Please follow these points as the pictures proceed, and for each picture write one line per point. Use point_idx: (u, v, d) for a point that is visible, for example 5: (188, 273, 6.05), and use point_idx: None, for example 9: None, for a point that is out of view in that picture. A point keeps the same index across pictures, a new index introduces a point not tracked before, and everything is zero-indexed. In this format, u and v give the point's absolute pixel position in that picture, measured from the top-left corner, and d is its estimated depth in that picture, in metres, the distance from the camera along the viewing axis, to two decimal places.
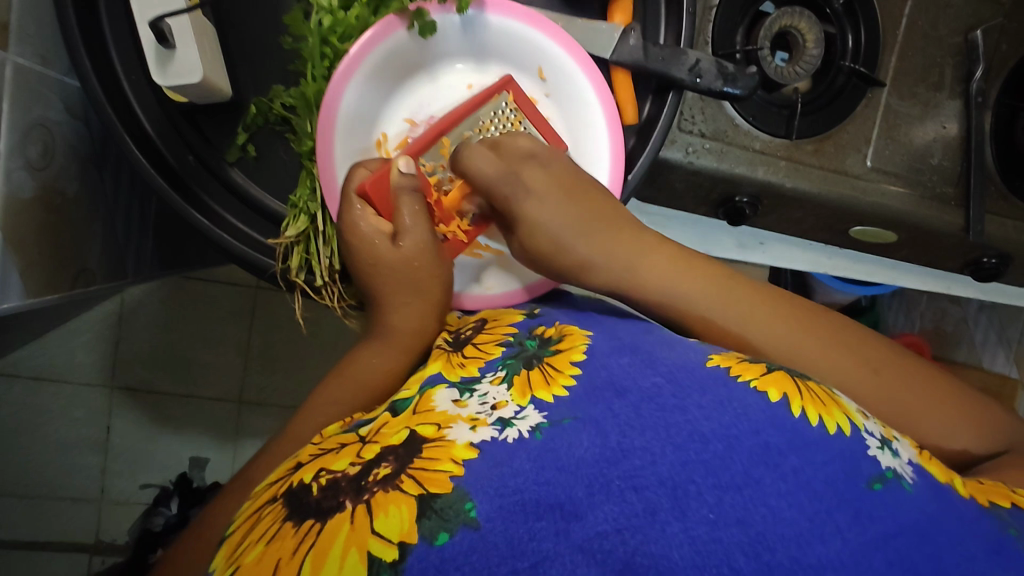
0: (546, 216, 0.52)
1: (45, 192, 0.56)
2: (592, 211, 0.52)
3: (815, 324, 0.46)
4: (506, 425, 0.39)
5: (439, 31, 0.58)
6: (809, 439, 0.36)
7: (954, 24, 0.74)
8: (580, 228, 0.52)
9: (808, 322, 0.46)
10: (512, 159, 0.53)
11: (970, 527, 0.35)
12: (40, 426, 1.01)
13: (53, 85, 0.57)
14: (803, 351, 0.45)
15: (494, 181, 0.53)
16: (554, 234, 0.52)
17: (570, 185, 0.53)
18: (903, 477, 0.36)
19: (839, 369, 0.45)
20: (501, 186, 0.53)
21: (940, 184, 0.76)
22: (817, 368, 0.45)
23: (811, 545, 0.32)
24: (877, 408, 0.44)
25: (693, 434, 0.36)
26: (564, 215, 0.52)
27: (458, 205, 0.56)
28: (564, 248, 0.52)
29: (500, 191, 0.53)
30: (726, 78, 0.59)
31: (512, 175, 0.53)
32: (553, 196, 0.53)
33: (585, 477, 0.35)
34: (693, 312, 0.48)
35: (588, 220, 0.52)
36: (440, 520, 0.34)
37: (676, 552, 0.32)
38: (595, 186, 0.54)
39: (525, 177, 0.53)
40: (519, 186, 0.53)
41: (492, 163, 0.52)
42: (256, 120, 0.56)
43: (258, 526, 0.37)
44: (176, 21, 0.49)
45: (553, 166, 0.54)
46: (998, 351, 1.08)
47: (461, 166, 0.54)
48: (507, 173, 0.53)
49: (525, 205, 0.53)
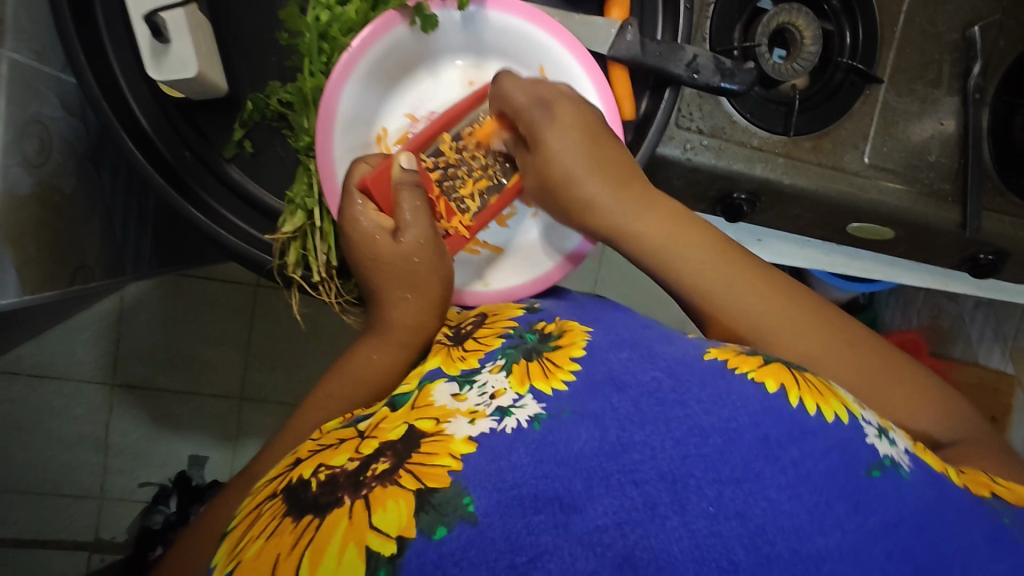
0: (561, 151, 0.51)
1: (42, 189, 0.56)
2: (610, 153, 0.51)
3: (817, 321, 0.46)
4: (505, 414, 0.39)
5: (440, 27, 0.58)
6: (807, 431, 0.36)
7: (953, 20, 0.74)
8: (595, 169, 0.50)
9: (811, 319, 0.46)
10: (549, 91, 0.52)
11: (967, 516, 0.35)
12: (38, 424, 1.00)
13: (49, 80, 0.56)
14: (803, 347, 0.45)
15: (519, 108, 0.52)
16: (566, 169, 0.51)
17: (594, 130, 0.52)
18: (900, 464, 0.36)
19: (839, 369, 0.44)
20: (528, 111, 0.52)
21: (938, 180, 0.76)
22: (814, 362, 0.45)
23: (812, 537, 0.33)
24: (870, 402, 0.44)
25: (692, 428, 0.36)
26: (584, 151, 0.51)
27: (487, 139, 0.57)
28: (574, 182, 0.51)
29: (526, 117, 0.52)
30: (724, 74, 0.58)
31: (543, 104, 0.52)
32: (577, 134, 0.51)
33: (584, 471, 0.35)
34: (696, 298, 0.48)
35: (604, 163, 0.51)
36: (438, 514, 0.34)
37: (676, 546, 0.32)
38: (616, 140, 0.52)
39: (557, 109, 0.51)
40: (547, 116, 0.51)
41: (526, 91, 0.52)
42: (252, 117, 0.56)
43: (257, 522, 0.37)
44: (170, 15, 0.49)
45: (586, 108, 0.52)
46: (993, 348, 1.07)
47: (498, 86, 0.53)
48: (539, 102, 0.52)
49: (545, 135, 0.51)
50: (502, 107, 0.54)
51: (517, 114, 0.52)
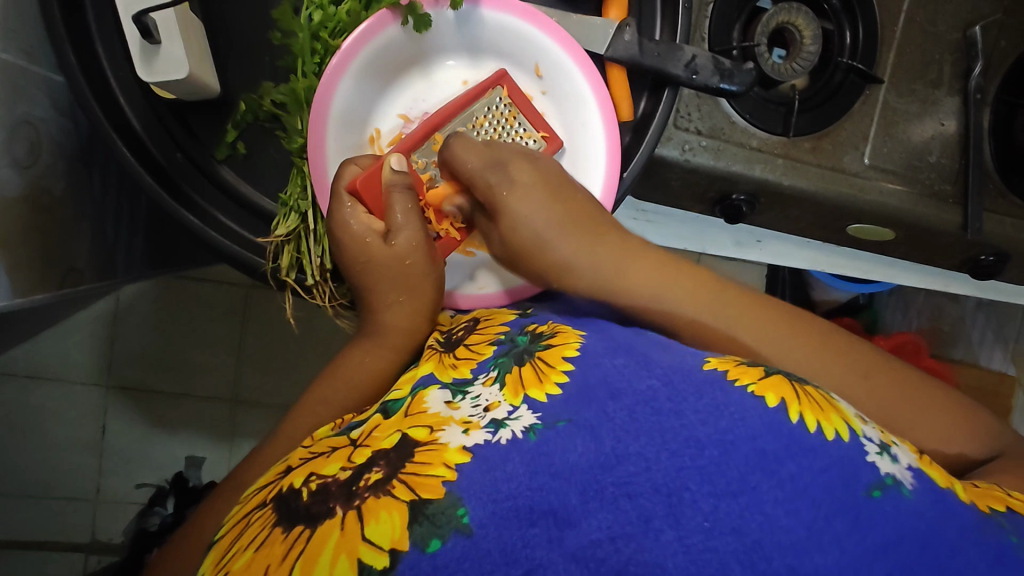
0: (527, 212, 0.52)
1: (32, 191, 0.55)
2: (572, 207, 0.53)
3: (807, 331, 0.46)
4: (500, 426, 0.38)
5: (434, 26, 0.58)
6: (807, 445, 0.36)
7: (954, 20, 0.73)
8: (562, 227, 0.52)
9: (802, 332, 0.46)
10: (501, 152, 0.53)
11: (971, 536, 0.34)
12: (33, 426, 1.00)
13: (39, 81, 0.56)
14: (794, 354, 0.45)
15: (473, 172, 0.53)
16: (535, 229, 0.52)
17: (555, 184, 0.54)
18: (901, 483, 0.35)
19: (836, 378, 0.44)
20: (485, 174, 0.53)
21: (938, 181, 0.75)
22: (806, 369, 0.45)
23: (809, 554, 0.32)
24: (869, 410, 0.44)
25: (688, 439, 0.36)
26: (548, 210, 0.52)
27: (440, 204, 0.56)
28: (546, 246, 0.52)
29: (484, 182, 0.53)
30: (723, 74, 0.57)
31: (497, 165, 0.53)
32: (537, 190, 0.53)
33: (578, 484, 0.35)
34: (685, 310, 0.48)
35: (569, 220, 0.52)
36: (432, 527, 0.33)
37: (671, 561, 0.32)
38: (575, 185, 0.54)
39: (511, 170, 0.53)
40: (505, 177, 0.53)
41: (478, 154, 0.53)
42: (245, 117, 0.55)
43: (247, 531, 0.37)
44: (161, 16, 0.48)
45: (539, 163, 0.54)
46: (994, 350, 1.08)
47: (448, 155, 0.53)
48: (493, 162, 0.53)
49: (508, 198, 0.53)
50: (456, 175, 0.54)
51: (472, 179, 0.53)
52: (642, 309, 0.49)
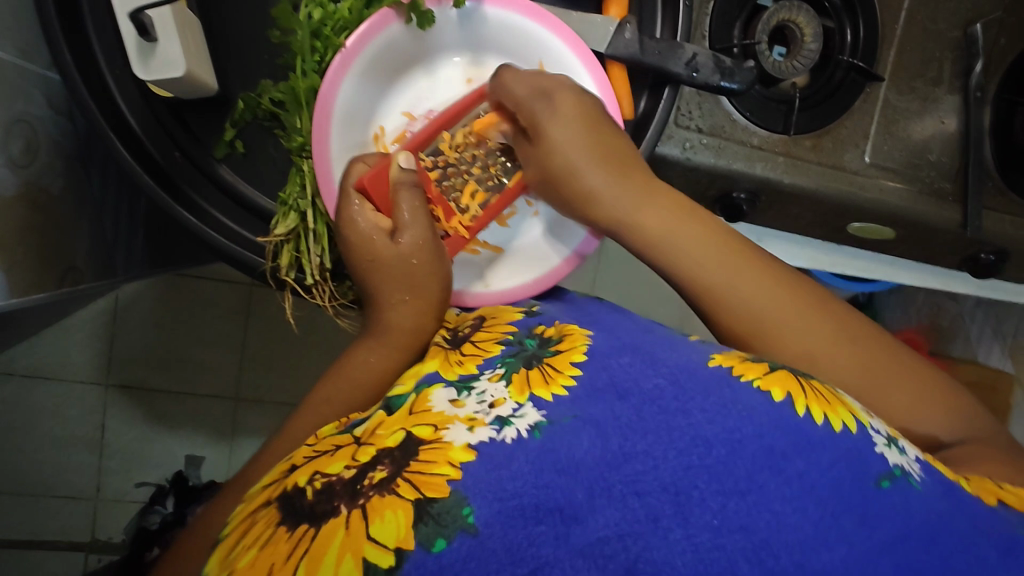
0: (563, 142, 0.50)
1: (28, 190, 0.55)
2: (612, 144, 0.51)
3: (829, 328, 0.45)
4: (504, 423, 0.38)
5: (437, 24, 0.57)
6: (814, 441, 0.36)
7: (954, 18, 0.73)
8: (597, 159, 0.50)
9: (822, 323, 0.45)
10: (551, 80, 0.52)
11: (980, 530, 0.34)
12: (32, 425, 1.00)
13: (36, 79, 0.55)
14: (813, 357, 0.44)
15: (520, 101, 0.52)
16: (568, 159, 0.51)
17: (595, 120, 0.51)
18: (911, 474, 0.35)
19: (841, 367, 0.44)
20: (528, 104, 0.52)
21: (938, 179, 0.75)
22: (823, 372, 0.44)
23: (818, 552, 0.32)
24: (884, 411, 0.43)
25: (695, 438, 0.36)
26: (585, 141, 0.50)
27: (484, 131, 0.57)
28: (576, 173, 0.51)
29: (526, 109, 0.52)
30: (723, 72, 0.57)
31: (543, 95, 0.51)
32: (578, 124, 0.51)
33: (585, 481, 0.35)
34: (705, 302, 0.47)
35: (604, 152, 0.50)
36: (437, 526, 0.33)
37: (679, 560, 0.32)
38: (618, 130, 0.52)
39: (558, 99, 0.51)
40: (549, 107, 0.51)
41: (526, 83, 0.52)
42: (243, 116, 0.54)
43: (251, 530, 0.36)
44: (157, 14, 0.48)
45: (584, 97, 0.52)
46: (993, 346, 1.07)
47: (500, 78, 0.53)
48: (539, 92, 0.52)
49: (547, 126, 0.51)
50: (501, 99, 0.54)
51: (518, 107, 0.53)
52: (671, 261, 0.48)
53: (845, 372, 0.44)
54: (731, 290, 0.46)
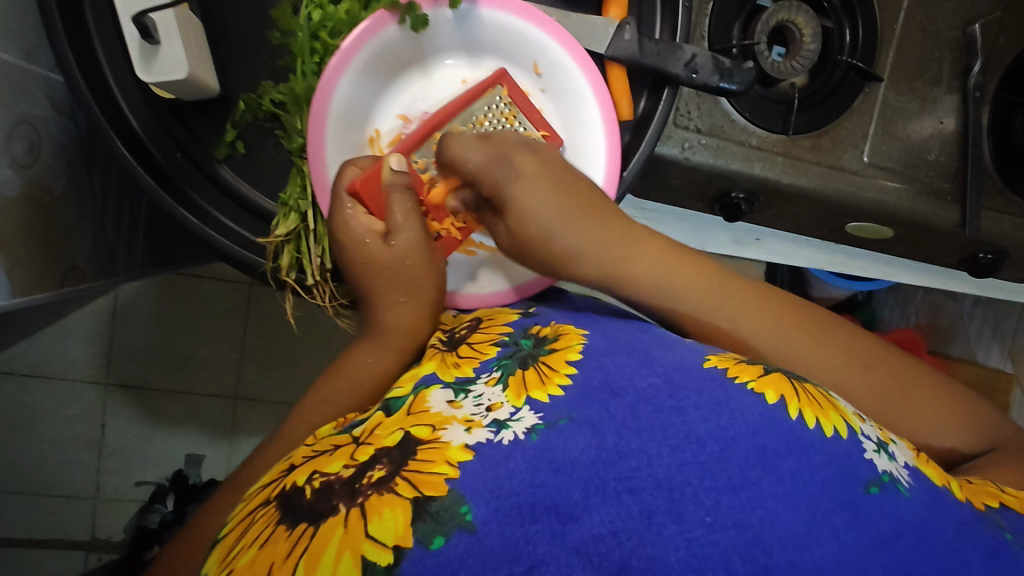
0: (534, 203, 0.47)
1: (31, 190, 0.55)
2: (580, 200, 0.48)
3: (816, 325, 0.45)
4: (502, 427, 0.38)
5: (432, 25, 0.57)
6: (805, 444, 0.36)
7: (953, 18, 0.73)
8: (568, 220, 0.47)
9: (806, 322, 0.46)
10: (502, 144, 0.49)
11: (966, 530, 0.35)
12: (33, 424, 1.00)
13: (38, 80, 0.56)
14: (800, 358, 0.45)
15: (476, 170, 0.49)
16: (540, 223, 0.47)
17: (559, 174, 0.49)
18: (899, 480, 0.36)
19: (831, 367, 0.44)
20: (487, 170, 0.48)
21: (937, 179, 0.75)
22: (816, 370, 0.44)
23: (809, 548, 0.32)
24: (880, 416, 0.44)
25: (689, 435, 0.36)
26: (552, 201, 0.47)
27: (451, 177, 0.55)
28: (551, 240, 0.47)
29: (485, 177, 0.48)
30: (723, 73, 0.58)
31: (500, 159, 0.48)
32: (543, 182, 0.48)
33: (580, 479, 0.35)
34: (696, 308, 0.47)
35: (573, 210, 0.47)
36: (436, 523, 0.33)
37: (672, 555, 0.32)
38: (582, 180, 0.49)
39: (515, 160, 0.48)
40: (509, 170, 0.48)
41: (478, 150, 0.49)
42: (244, 117, 0.55)
43: (250, 529, 0.37)
44: (160, 16, 0.48)
45: (541, 153, 0.49)
46: (992, 346, 1.08)
47: (446, 152, 0.50)
48: (495, 157, 0.48)
49: (513, 188, 0.47)
50: (454, 171, 0.50)
51: (475, 177, 0.49)
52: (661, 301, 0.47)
53: (835, 375, 0.44)
54: (722, 299, 0.46)
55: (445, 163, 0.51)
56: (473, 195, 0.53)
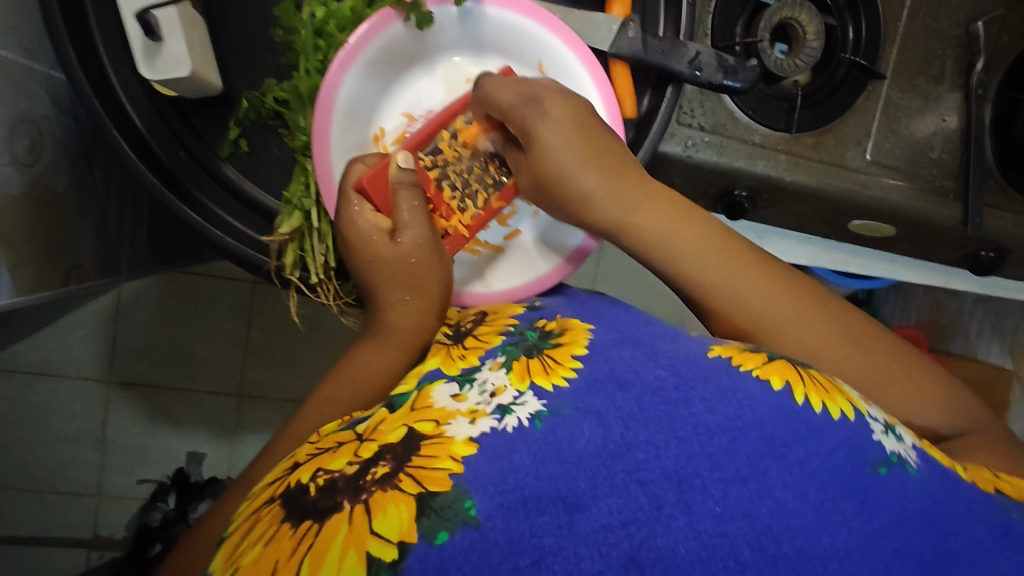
0: (556, 146, 0.49)
1: (34, 189, 0.55)
2: (604, 146, 0.50)
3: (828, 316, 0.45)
4: (506, 411, 0.39)
5: (437, 23, 0.57)
6: (815, 428, 0.36)
7: (956, 15, 0.73)
8: (589, 164, 0.49)
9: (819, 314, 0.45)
10: (534, 88, 0.51)
11: (976, 511, 0.35)
12: (35, 423, 1.00)
13: (40, 78, 0.56)
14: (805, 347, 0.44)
15: (508, 109, 0.51)
16: (562, 164, 0.49)
17: (585, 119, 0.50)
18: (907, 460, 0.36)
19: (846, 358, 0.44)
20: (517, 112, 0.51)
21: (939, 176, 0.75)
22: (824, 360, 0.44)
23: (818, 537, 0.32)
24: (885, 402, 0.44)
25: (697, 427, 0.36)
26: (576, 144, 0.49)
27: (473, 141, 0.57)
28: (571, 180, 0.49)
29: (516, 116, 0.51)
30: (726, 71, 0.58)
31: (531, 101, 0.50)
32: (568, 125, 0.49)
33: (588, 469, 0.35)
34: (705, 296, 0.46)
35: (596, 154, 0.49)
36: (440, 519, 0.33)
37: (682, 546, 0.32)
38: (608, 131, 0.51)
39: (545, 104, 0.50)
40: (539, 112, 0.50)
41: (512, 91, 0.51)
42: (248, 115, 0.55)
43: (254, 527, 0.37)
44: (163, 14, 0.48)
45: (572, 99, 0.51)
46: (992, 343, 1.07)
47: (482, 89, 0.53)
48: (526, 100, 0.50)
49: (539, 130, 0.49)
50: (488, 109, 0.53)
51: (507, 116, 0.51)
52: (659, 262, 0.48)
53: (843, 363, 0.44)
54: (732, 291, 0.46)
55: (479, 102, 0.54)
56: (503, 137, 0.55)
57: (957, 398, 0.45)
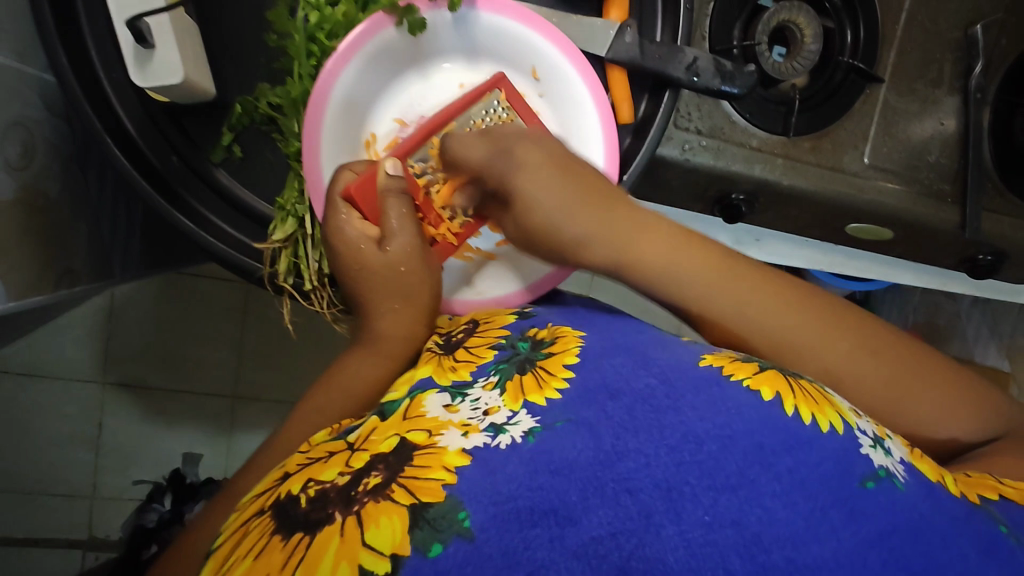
0: (539, 194, 0.48)
1: (25, 193, 0.55)
2: (587, 185, 0.49)
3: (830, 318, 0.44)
4: (499, 430, 0.38)
5: (430, 28, 0.57)
6: (802, 440, 0.36)
7: (954, 19, 0.72)
8: (575, 206, 0.48)
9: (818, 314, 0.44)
10: (502, 139, 0.51)
11: (961, 524, 0.34)
12: (29, 424, 0.99)
13: (32, 81, 0.55)
14: (795, 347, 0.44)
15: (481, 165, 0.50)
16: (547, 213, 0.48)
17: (561, 161, 0.49)
18: (895, 475, 0.35)
19: (847, 363, 0.43)
20: (490, 167, 0.50)
21: (937, 180, 0.75)
22: (816, 358, 0.43)
23: (807, 545, 0.32)
24: (887, 403, 0.43)
25: (687, 435, 0.36)
26: (557, 189, 0.48)
27: (447, 201, 0.55)
28: (558, 229, 0.48)
29: (492, 170, 0.50)
30: (724, 77, 0.58)
31: (502, 152, 0.50)
32: (548, 169, 0.49)
33: (579, 481, 0.35)
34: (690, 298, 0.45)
35: (580, 197, 0.48)
36: (433, 531, 0.33)
37: (671, 556, 0.32)
38: (586, 164, 0.50)
39: (517, 152, 0.50)
40: (511, 161, 0.49)
41: (481, 146, 0.50)
42: (241, 120, 0.54)
43: (245, 539, 0.36)
44: (154, 20, 0.47)
45: (545, 144, 0.50)
46: (989, 346, 1.09)
47: (450, 151, 0.52)
48: (497, 151, 0.50)
49: (517, 179, 0.49)
50: (462, 172, 0.52)
51: (481, 173, 0.51)
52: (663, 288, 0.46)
53: (845, 363, 0.43)
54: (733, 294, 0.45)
55: (450, 163, 0.53)
56: (479, 193, 0.54)
57: (956, 396, 0.44)
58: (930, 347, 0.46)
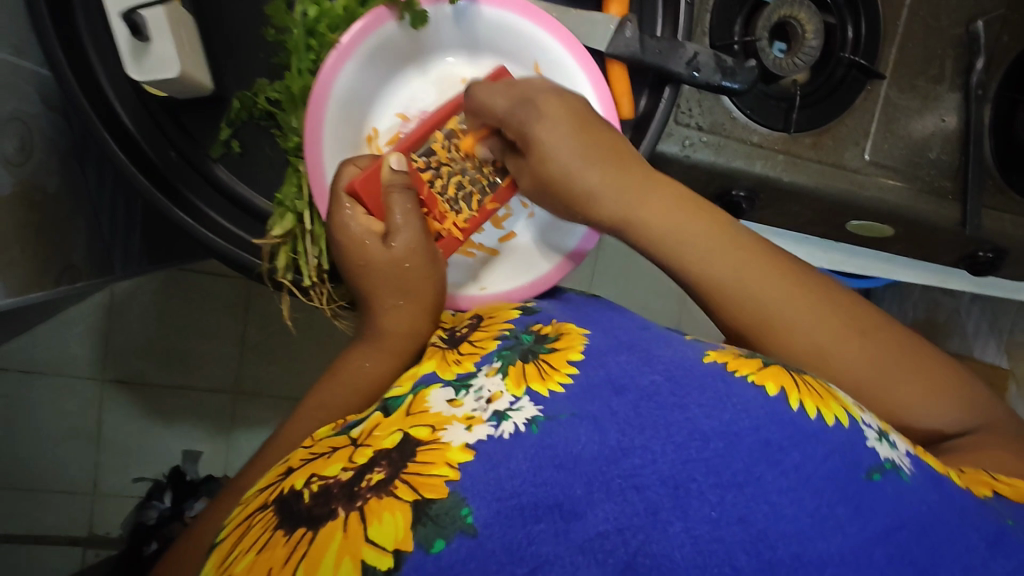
0: (558, 146, 0.48)
1: (23, 189, 0.54)
2: (605, 143, 0.49)
3: (835, 310, 0.44)
4: (501, 418, 0.38)
5: (432, 22, 0.57)
6: (809, 435, 0.36)
7: (956, 14, 0.72)
8: (593, 159, 0.48)
9: (819, 304, 0.44)
10: (528, 90, 0.50)
11: (971, 517, 0.34)
12: (29, 421, 0.99)
13: (28, 75, 0.55)
14: (799, 334, 0.44)
15: (502, 115, 0.50)
16: (563, 163, 0.48)
17: (583, 117, 0.49)
18: (901, 467, 0.35)
19: (853, 358, 0.43)
20: (511, 115, 0.50)
21: (938, 177, 0.75)
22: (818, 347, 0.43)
23: (813, 542, 0.32)
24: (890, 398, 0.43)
25: (693, 432, 0.36)
26: (576, 143, 0.48)
27: (472, 149, 0.56)
28: (572, 177, 0.48)
29: (511, 119, 0.50)
30: (725, 72, 0.57)
31: (524, 101, 0.49)
32: (569, 125, 0.48)
33: (584, 475, 0.35)
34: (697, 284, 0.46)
35: (599, 151, 0.48)
36: (437, 527, 0.33)
37: (678, 552, 0.32)
38: (605, 123, 0.50)
39: (541, 104, 0.49)
40: (533, 113, 0.49)
41: (504, 94, 0.50)
42: (240, 115, 0.54)
43: (247, 534, 0.36)
44: (151, 14, 0.47)
45: (569, 97, 0.50)
46: (988, 342, 1.07)
47: (473, 98, 0.52)
48: (520, 101, 0.49)
49: (536, 130, 0.49)
50: (483, 118, 0.52)
51: (500, 122, 0.51)
52: (674, 249, 0.46)
53: (853, 355, 0.43)
54: (741, 292, 0.45)
55: (470, 110, 0.53)
56: (496, 143, 0.53)
57: (958, 393, 0.44)
58: (930, 344, 0.45)
